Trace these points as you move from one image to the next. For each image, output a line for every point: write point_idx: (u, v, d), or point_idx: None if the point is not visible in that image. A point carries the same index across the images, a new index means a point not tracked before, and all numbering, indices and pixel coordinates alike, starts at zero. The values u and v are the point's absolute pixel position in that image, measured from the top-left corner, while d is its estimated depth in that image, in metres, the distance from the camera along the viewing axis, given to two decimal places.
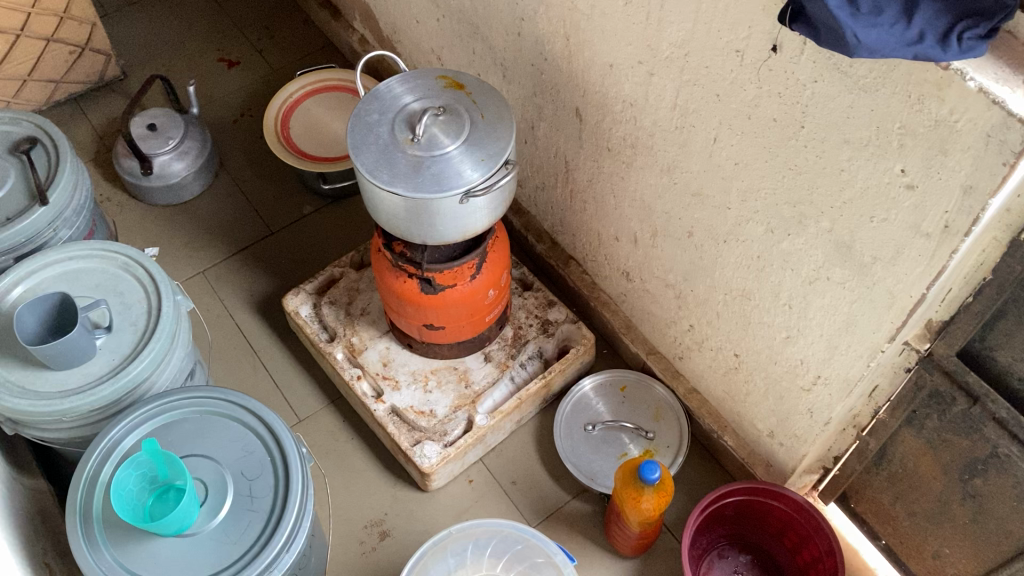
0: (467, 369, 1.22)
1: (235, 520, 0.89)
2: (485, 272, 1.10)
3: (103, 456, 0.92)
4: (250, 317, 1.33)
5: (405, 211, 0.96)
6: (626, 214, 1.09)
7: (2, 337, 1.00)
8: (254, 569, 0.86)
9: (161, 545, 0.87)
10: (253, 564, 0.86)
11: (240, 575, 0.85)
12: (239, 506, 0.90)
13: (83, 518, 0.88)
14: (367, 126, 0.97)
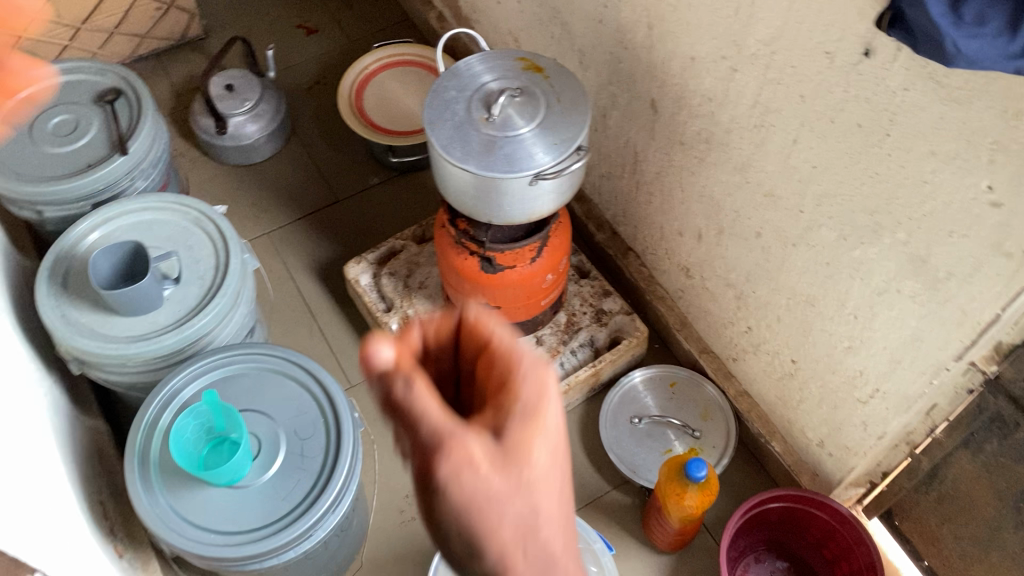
0: None
1: (285, 478, 0.91)
2: (545, 256, 1.10)
3: (163, 403, 0.95)
4: (310, 281, 1.35)
5: (474, 189, 0.96)
6: (693, 210, 1.08)
7: (77, 280, 1.03)
8: (299, 528, 0.87)
9: (213, 494, 0.89)
10: (297, 523, 0.88)
11: (284, 532, 0.87)
12: (290, 465, 0.92)
13: (140, 461, 0.91)
14: (443, 103, 0.97)
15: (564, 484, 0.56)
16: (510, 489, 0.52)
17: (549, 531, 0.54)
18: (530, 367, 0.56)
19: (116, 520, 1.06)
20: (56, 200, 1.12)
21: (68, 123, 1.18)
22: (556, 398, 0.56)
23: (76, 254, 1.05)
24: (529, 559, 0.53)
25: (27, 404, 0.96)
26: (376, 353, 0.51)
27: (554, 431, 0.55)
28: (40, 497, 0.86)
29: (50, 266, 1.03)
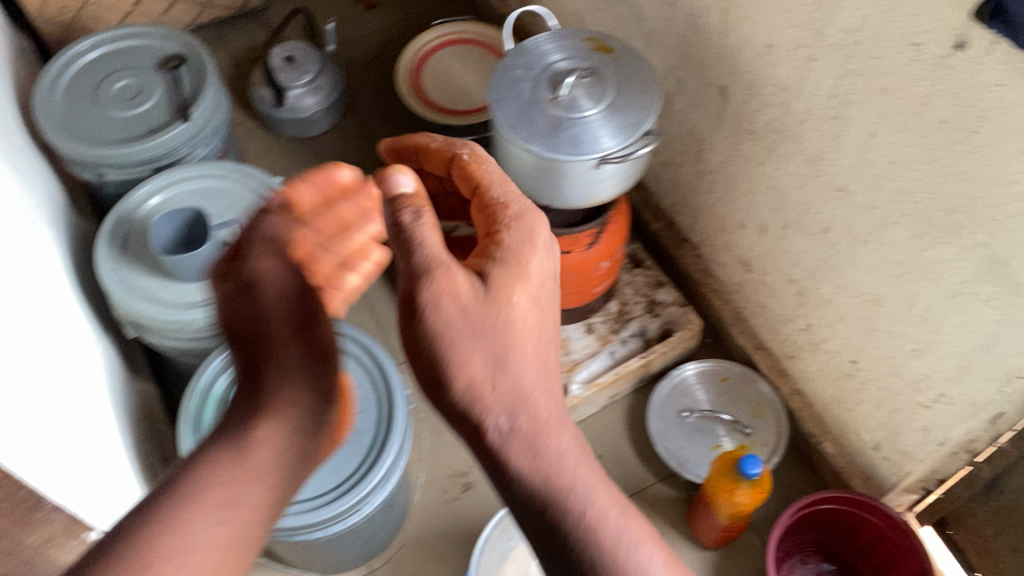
0: (568, 337, 1.20)
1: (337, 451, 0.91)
2: (602, 242, 1.07)
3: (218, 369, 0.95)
4: None
5: (537, 170, 0.94)
6: (757, 202, 1.06)
7: (138, 244, 1.04)
8: (347, 502, 0.87)
9: None
10: (346, 497, 0.88)
11: (333, 505, 0.87)
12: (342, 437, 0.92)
13: (194, 426, 0.91)
14: (510, 81, 0.95)
15: (541, 332, 0.65)
16: (483, 321, 0.61)
17: (520, 366, 0.62)
18: (513, 229, 0.69)
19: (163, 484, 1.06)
20: (119, 162, 1.13)
21: (131, 88, 1.19)
22: (535, 257, 0.67)
23: (137, 219, 1.06)
24: (497, 387, 0.61)
25: (85, 365, 0.96)
26: (398, 181, 0.67)
27: (533, 282, 0.66)
28: (94, 455, 0.87)
29: (110, 229, 1.04)
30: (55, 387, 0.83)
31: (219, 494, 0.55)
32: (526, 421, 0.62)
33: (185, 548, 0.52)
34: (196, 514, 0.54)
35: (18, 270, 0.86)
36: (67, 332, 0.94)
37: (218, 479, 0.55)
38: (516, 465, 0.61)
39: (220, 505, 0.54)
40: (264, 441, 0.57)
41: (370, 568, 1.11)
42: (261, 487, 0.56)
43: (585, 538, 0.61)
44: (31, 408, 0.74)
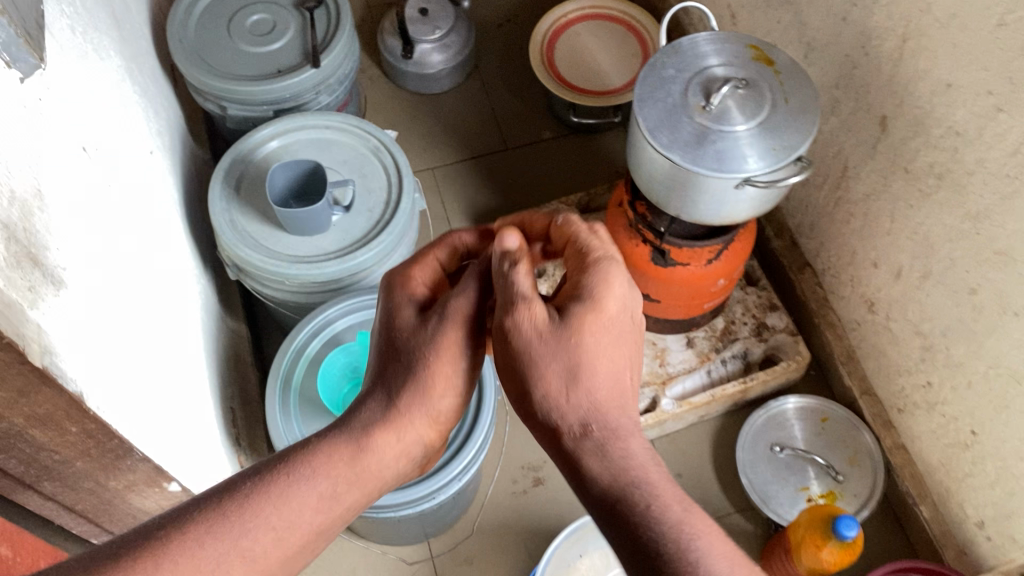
0: (667, 348, 1.15)
1: None
2: (723, 259, 1.01)
3: (313, 330, 0.94)
4: (464, 225, 1.31)
5: (673, 179, 0.89)
6: (899, 245, 0.99)
7: (251, 188, 1.02)
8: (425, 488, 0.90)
9: None
10: (424, 484, 0.90)
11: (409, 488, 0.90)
12: None
13: (282, 380, 0.91)
14: (659, 80, 0.90)
15: (620, 369, 0.60)
16: (557, 343, 0.58)
17: (595, 380, 0.58)
18: (603, 268, 0.62)
19: (242, 429, 1.05)
20: (243, 100, 1.11)
21: (265, 23, 1.16)
22: (614, 294, 0.60)
23: (254, 161, 1.04)
24: (571, 398, 0.58)
25: (187, 302, 0.95)
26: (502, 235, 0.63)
27: (610, 322, 0.59)
28: (184, 398, 0.86)
29: (227, 167, 1.03)
30: (157, 326, 0.81)
31: (316, 485, 0.61)
32: (602, 426, 0.58)
33: (258, 529, 0.57)
34: (289, 498, 0.59)
35: (134, 201, 0.84)
36: (173, 266, 0.93)
37: (313, 477, 0.61)
38: (589, 468, 0.57)
39: (316, 493, 0.61)
40: (381, 449, 0.64)
41: (432, 554, 1.09)
42: (366, 486, 0.64)
43: (653, 530, 0.54)
44: (132, 351, 0.72)
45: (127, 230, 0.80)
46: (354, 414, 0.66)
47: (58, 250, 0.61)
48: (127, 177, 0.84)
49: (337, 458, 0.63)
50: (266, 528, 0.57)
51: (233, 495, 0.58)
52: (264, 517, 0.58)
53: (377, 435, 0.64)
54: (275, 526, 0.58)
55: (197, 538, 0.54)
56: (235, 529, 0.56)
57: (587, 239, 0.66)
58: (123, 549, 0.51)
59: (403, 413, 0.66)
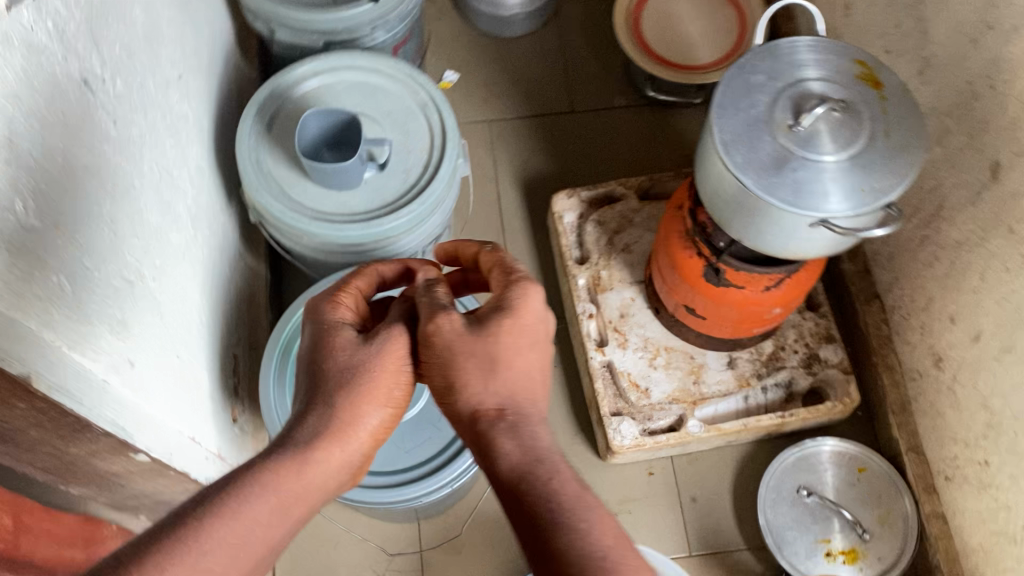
0: (704, 364, 1.06)
1: (416, 432, 0.84)
2: (782, 289, 0.91)
3: None
4: (513, 189, 1.21)
5: (740, 202, 0.78)
6: (984, 307, 0.87)
7: (284, 129, 0.95)
8: (412, 492, 0.80)
9: None
10: (412, 487, 0.81)
11: (396, 489, 0.81)
12: (426, 418, 0.85)
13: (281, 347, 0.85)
14: (745, 86, 0.78)
15: (531, 365, 0.64)
16: (473, 342, 0.62)
17: (509, 372, 0.62)
18: (519, 283, 0.67)
19: (243, 378, 1.00)
20: (292, 26, 1.02)
21: None
22: (531, 305, 0.66)
23: (292, 99, 0.97)
24: (488, 384, 0.61)
25: (195, 244, 0.87)
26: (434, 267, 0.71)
27: (525, 332, 0.64)
28: (176, 354, 0.79)
29: (261, 102, 0.95)
30: (150, 279, 0.74)
31: (275, 494, 0.57)
32: (515, 414, 0.61)
33: (215, 551, 0.51)
34: (247, 506, 0.55)
35: (141, 135, 0.76)
36: (184, 204, 0.85)
37: (270, 486, 0.57)
38: (500, 449, 0.58)
39: (275, 503, 0.57)
40: (324, 460, 0.61)
41: (421, 546, 1.04)
42: (314, 498, 0.60)
43: (554, 509, 0.54)
44: (110, 314, 0.65)
45: (127, 169, 0.72)
46: (293, 428, 0.63)
47: (21, 207, 0.54)
48: (137, 107, 0.76)
49: (287, 465, 0.59)
50: (227, 545, 0.52)
51: (184, 521, 0.52)
52: (227, 530, 0.53)
53: (321, 443, 0.62)
54: (241, 538, 0.53)
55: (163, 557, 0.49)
56: (200, 541, 0.51)
57: (511, 266, 0.72)
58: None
59: (344, 419, 0.64)
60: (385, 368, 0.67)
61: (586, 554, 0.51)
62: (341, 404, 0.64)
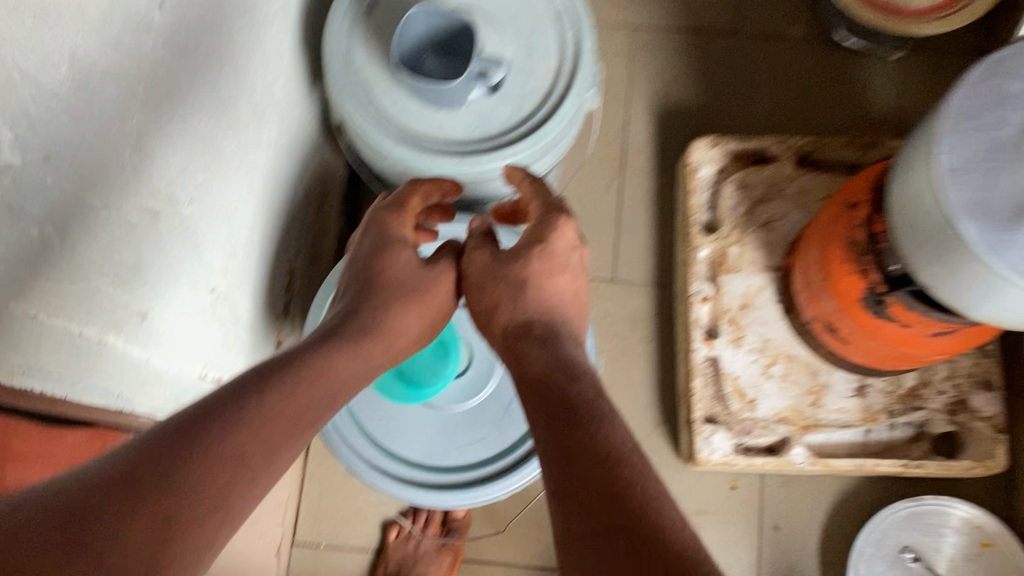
0: (828, 384, 0.88)
1: (470, 428, 0.71)
2: (957, 340, 0.72)
3: None
4: (646, 119, 1.02)
5: (943, 250, 0.60)
6: None
7: (387, 19, 0.78)
8: (450, 500, 0.68)
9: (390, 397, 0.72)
10: (451, 494, 0.68)
11: (433, 492, 0.68)
12: (486, 415, 0.71)
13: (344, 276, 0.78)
14: (993, 101, 0.58)
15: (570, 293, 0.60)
16: (507, 267, 0.59)
17: (541, 293, 0.58)
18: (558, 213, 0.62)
19: (296, 295, 0.88)
20: None
21: None
22: (567, 235, 0.61)
23: None
24: (516, 306, 0.58)
25: (257, 151, 0.72)
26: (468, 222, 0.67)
27: (559, 260, 0.60)
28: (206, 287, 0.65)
29: None
30: (182, 204, 0.60)
31: (338, 376, 0.50)
32: (546, 326, 0.57)
33: (274, 424, 0.43)
34: (317, 381, 0.48)
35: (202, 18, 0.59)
36: (249, 101, 0.69)
37: (332, 366, 0.50)
38: (530, 357, 0.54)
39: (339, 381, 0.50)
40: (370, 350, 0.54)
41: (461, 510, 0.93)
42: (358, 384, 0.52)
43: (576, 401, 0.49)
44: (109, 263, 0.51)
45: (177, 65, 0.56)
46: (337, 317, 0.56)
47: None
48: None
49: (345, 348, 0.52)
50: (285, 421, 0.44)
51: (235, 393, 0.43)
52: (300, 402, 0.46)
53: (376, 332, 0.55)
54: (313, 414, 0.46)
55: (247, 417, 0.42)
56: (278, 405, 0.44)
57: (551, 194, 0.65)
58: (181, 443, 0.38)
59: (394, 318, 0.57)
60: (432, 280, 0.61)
61: (594, 444, 0.45)
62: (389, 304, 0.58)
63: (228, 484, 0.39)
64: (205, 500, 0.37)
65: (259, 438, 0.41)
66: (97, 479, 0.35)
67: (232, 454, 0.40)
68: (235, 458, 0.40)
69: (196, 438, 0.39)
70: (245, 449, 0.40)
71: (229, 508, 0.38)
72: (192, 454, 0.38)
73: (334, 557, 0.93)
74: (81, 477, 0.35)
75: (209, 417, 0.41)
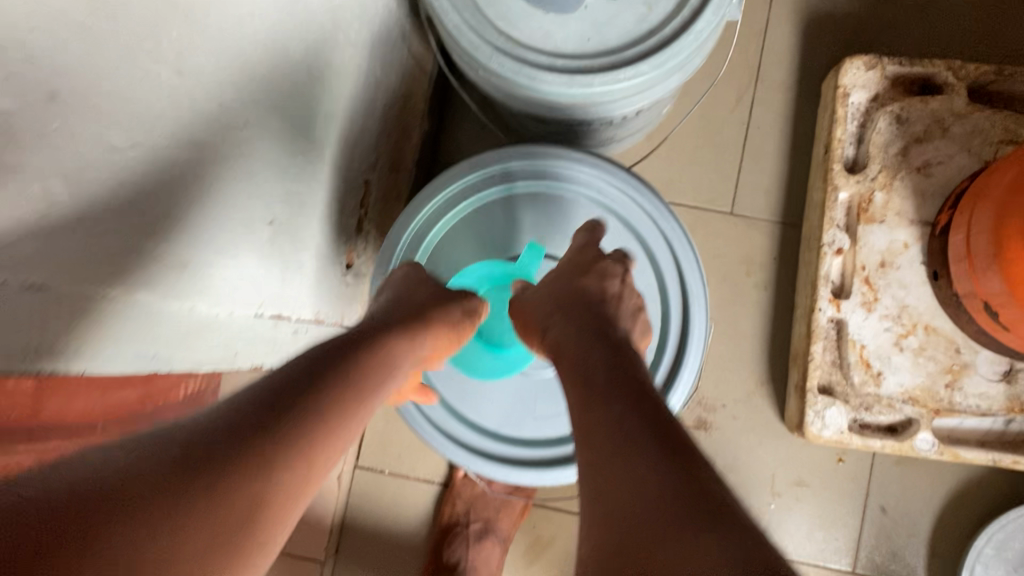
0: (970, 365, 0.76)
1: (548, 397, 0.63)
2: None
3: (483, 182, 0.64)
4: (791, 24, 0.87)
5: None
6: None
7: None
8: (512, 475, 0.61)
9: None
10: (515, 469, 0.61)
11: (495, 463, 0.61)
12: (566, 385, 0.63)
13: (447, 199, 0.64)
14: None
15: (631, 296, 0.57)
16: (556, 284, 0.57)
17: (590, 293, 0.55)
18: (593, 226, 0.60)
19: (372, 209, 0.79)
20: None
21: None
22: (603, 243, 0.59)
23: None
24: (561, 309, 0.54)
25: (338, 70, 0.64)
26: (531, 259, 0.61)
27: (597, 265, 0.57)
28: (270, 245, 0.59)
29: None
30: (238, 126, 0.50)
31: (377, 384, 0.46)
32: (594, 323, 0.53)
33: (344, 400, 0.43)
34: (357, 386, 0.44)
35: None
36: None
37: (393, 351, 0.49)
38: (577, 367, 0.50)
39: (376, 389, 0.46)
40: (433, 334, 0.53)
41: None
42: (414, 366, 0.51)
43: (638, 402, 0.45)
44: (139, 217, 0.42)
45: None
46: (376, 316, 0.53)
47: None
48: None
49: (384, 349, 0.48)
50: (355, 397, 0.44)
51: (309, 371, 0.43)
52: (339, 406, 0.42)
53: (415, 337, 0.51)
54: (352, 420, 0.43)
55: (285, 416, 0.39)
56: (317, 403, 0.41)
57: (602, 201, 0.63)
58: (216, 438, 0.35)
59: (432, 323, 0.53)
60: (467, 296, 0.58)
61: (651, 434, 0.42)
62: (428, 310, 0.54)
63: (267, 481, 0.35)
64: (241, 492, 0.34)
65: (298, 439, 0.38)
66: (130, 461, 0.32)
67: (270, 451, 0.36)
68: (273, 456, 0.36)
69: (233, 431, 0.36)
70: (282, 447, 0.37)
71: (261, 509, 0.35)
72: (227, 447, 0.35)
73: (398, 486, 0.88)
74: (114, 458, 0.31)
75: (243, 415, 0.37)
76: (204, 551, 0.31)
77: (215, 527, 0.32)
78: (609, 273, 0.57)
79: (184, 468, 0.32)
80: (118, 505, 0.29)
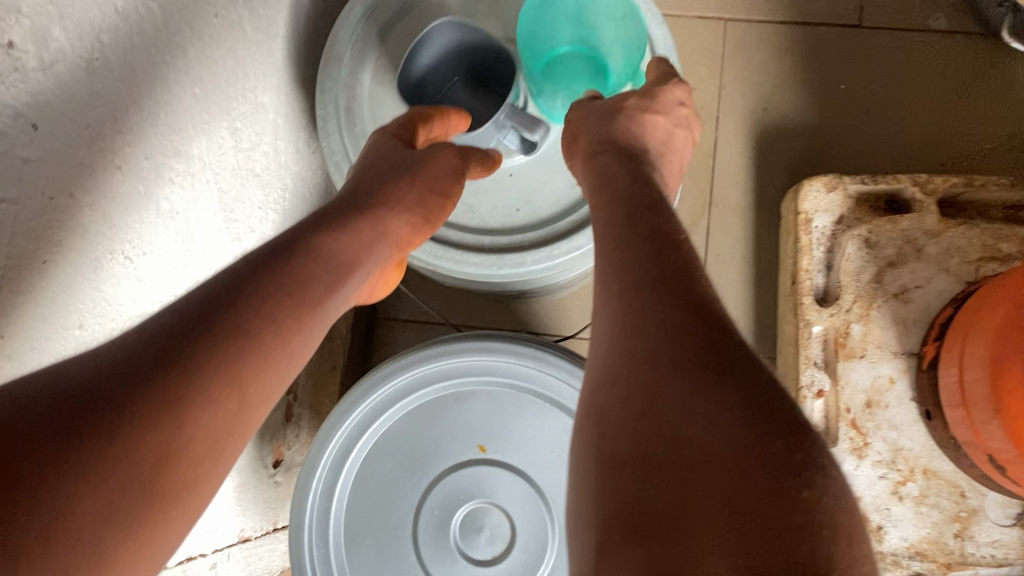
0: (979, 509, 0.68)
1: None
2: None
3: (435, 372, 0.63)
4: (741, 146, 0.81)
5: None
6: None
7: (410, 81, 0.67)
8: None
9: None
10: None
11: None
12: None
13: (400, 388, 0.63)
14: None
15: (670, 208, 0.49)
16: (621, 142, 0.54)
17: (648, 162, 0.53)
18: (625, 109, 0.57)
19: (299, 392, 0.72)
20: None
21: None
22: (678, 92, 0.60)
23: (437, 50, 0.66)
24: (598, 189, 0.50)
25: (245, 117, 0.57)
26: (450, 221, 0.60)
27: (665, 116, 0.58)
28: (208, 245, 0.55)
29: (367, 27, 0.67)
30: (71, 329, 0.41)
31: (341, 241, 0.41)
32: (642, 200, 0.46)
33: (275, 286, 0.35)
34: (329, 253, 0.40)
35: (79, 114, 0.39)
36: (193, 109, 0.50)
37: (340, 242, 0.41)
38: (618, 256, 0.42)
39: (346, 264, 0.41)
40: (393, 223, 0.48)
41: None
42: (377, 232, 0.45)
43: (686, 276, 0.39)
44: None
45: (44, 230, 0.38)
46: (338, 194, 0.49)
47: None
48: (59, 49, 0.37)
49: (345, 223, 0.43)
50: (303, 282, 0.37)
51: (248, 276, 0.35)
52: (314, 281, 0.37)
53: (392, 185, 0.50)
54: (327, 294, 0.38)
55: (250, 297, 0.34)
56: (288, 281, 0.36)
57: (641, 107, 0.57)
58: (185, 324, 0.31)
59: (393, 196, 0.49)
60: (439, 151, 0.55)
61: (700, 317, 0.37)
62: (389, 182, 0.50)
63: (251, 365, 0.32)
64: (219, 385, 0.30)
65: (271, 324, 0.34)
66: (95, 362, 0.28)
67: (242, 333, 0.32)
68: (247, 338, 0.32)
69: (203, 315, 0.31)
70: (257, 329, 0.33)
71: (246, 402, 0.32)
72: (198, 330, 0.31)
73: None
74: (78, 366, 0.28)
75: (209, 298, 0.33)
76: (192, 449, 0.28)
77: (203, 425, 0.29)
78: (640, 159, 0.53)
79: (147, 364, 0.28)
80: (70, 426, 0.25)
